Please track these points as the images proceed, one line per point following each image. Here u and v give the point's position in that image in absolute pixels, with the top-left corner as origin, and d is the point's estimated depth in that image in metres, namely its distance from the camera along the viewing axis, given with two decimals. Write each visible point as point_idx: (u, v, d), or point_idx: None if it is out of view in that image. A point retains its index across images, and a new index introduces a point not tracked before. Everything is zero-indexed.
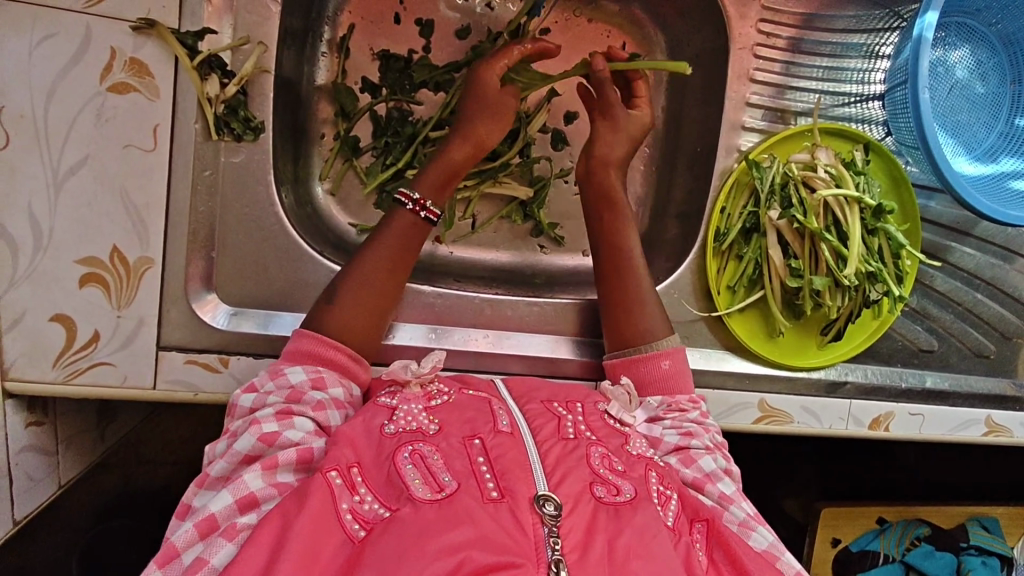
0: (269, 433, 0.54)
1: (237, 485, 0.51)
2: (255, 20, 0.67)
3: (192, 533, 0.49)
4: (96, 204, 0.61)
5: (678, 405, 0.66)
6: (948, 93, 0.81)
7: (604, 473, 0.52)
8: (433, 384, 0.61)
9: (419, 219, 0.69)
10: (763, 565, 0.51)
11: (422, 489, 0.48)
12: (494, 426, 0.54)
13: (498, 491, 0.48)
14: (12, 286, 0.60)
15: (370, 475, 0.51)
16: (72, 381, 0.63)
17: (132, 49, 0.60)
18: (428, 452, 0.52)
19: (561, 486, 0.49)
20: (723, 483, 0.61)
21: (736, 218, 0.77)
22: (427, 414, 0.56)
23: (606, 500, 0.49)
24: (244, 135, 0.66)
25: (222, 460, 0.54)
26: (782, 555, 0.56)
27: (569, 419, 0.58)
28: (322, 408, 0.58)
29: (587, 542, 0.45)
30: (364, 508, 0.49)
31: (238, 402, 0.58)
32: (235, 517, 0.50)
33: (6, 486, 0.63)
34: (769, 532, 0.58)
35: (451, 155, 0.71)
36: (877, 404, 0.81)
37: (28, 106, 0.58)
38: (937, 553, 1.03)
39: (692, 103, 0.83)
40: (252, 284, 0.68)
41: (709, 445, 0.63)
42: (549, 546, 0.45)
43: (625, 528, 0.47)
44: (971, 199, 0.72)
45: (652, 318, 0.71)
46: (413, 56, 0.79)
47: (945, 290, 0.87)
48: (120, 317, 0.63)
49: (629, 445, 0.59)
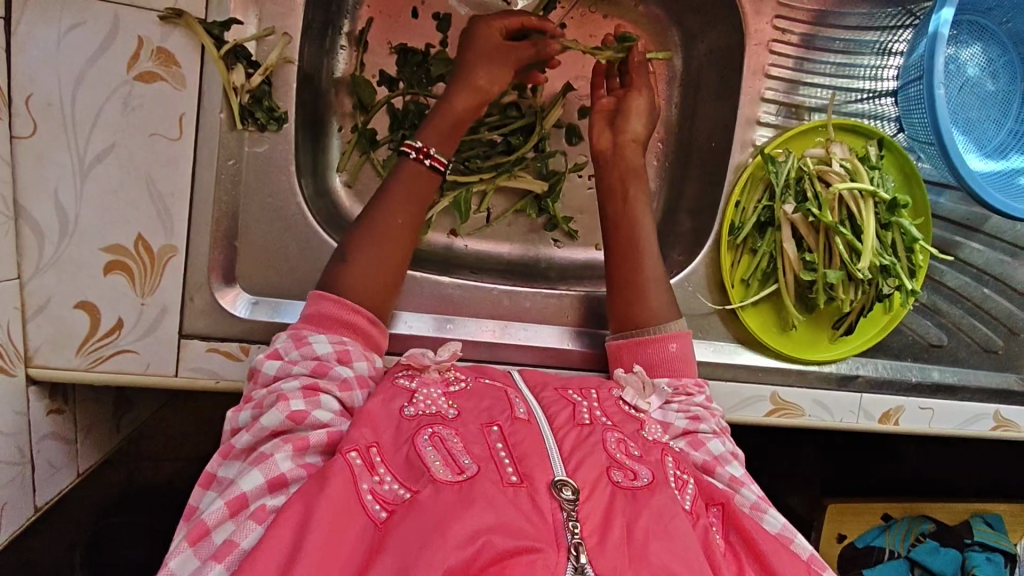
0: (297, 411, 0.54)
1: (266, 465, 0.51)
2: (281, 11, 0.68)
3: (221, 512, 0.49)
4: (123, 193, 0.62)
5: (686, 389, 0.66)
6: (960, 90, 0.82)
7: (620, 458, 0.52)
8: (451, 372, 0.60)
9: (424, 168, 0.69)
10: (779, 547, 0.52)
11: (443, 470, 0.48)
12: (511, 413, 0.54)
13: (517, 476, 0.48)
14: (37, 273, 0.61)
15: (389, 457, 0.51)
16: (96, 368, 0.63)
17: (159, 39, 0.60)
18: (448, 435, 0.52)
19: (579, 472, 0.49)
20: (731, 466, 0.62)
21: (751, 211, 0.78)
22: (446, 399, 0.56)
23: (624, 484, 0.50)
24: (267, 125, 0.67)
25: (248, 434, 0.53)
26: (795, 538, 0.57)
27: (583, 405, 0.58)
28: (347, 387, 0.57)
29: (605, 526, 0.46)
30: (384, 489, 0.49)
31: (262, 368, 0.58)
32: (264, 499, 0.50)
33: (31, 474, 0.63)
34: (780, 514, 0.59)
35: (468, 121, 0.73)
36: (887, 397, 0.82)
37: (55, 94, 0.59)
38: (941, 549, 1.04)
39: (706, 99, 0.84)
40: (273, 274, 0.68)
41: (716, 429, 0.64)
42: (568, 530, 0.45)
43: (643, 511, 0.47)
44: (984, 194, 0.73)
45: (655, 303, 0.70)
46: (431, 49, 0.80)
47: (955, 286, 0.88)
48: (143, 305, 0.63)
49: (644, 430, 0.59)
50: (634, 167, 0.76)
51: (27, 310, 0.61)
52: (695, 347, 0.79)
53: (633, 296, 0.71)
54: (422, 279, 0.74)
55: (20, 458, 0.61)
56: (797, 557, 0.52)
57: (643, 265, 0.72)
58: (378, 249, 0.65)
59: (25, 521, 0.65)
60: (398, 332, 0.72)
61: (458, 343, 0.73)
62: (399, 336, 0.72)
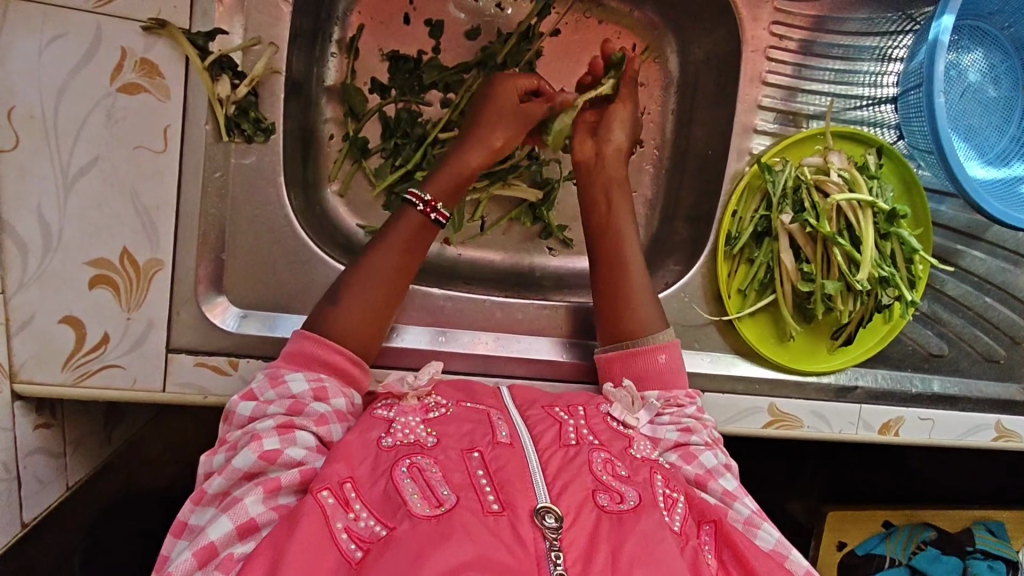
0: (270, 451, 0.53)
1: (237, 510, 0.50)
2: (267, 21, 0.67)
3: (190, 563, 0.47)
4: (107, 206, 0.61)
5: (677, 400, 0.65)
6: (961, 96, 0.80)
7: (606, 480, 0.51)
8: (431, 397, 0.60)
9: (428, 220, 0.67)
10: (773, 563, 0.51)
11: (420, 504, 0.47)
12: (493, 438, 0.53)
13: (498, 504, 0.47)
14: (21, 288, 0.60)
15: (364, 491, 0.50)
16: (82, 383, 0.62)
17: (143, 49, 0.60)
18: (426, 465, 0.51)
19: (563, 497, 0.48)
20: (724, 479, 0.60)
21: (747, 221, 0.77)
22: (425, 426, 0.55)
23: (609, 507, 0.49)
24: (255, 137, 0.66)
25: (221, 477, 0.52)
26: (790, 552, 0.56)
27: (569, 423, 0.57)
28: (324, 422, 0.57)
29: (589, 555, 0.45)
30: (359, 526, 0.48)
31: (236, 410, 0.57)
32: (233, 546, 0.48)
33: (16, 490, 0.62)
34: (774, 529, 0.58)
35: (468, 158, 0.70)
36: (886, 408, 0.81)
37: (37, 107, 0.58)
38: (943, 557, 1.03)
39: (702, 105, 0.83)
40: (262, 287, 0.68)
41: (708, 441, 0.63)
42: (550, 560, 0.44)
43: (628, 537, 0.46)
44: (983, 202, 0.71)
45: (645, 315, 0.70)
46: (423, 56, 0.79)
47: (956, 295, 0.86)
48: (129, 319, 0.63)
49: (632, 447, 0.58)
50: (618, 176, 0.75)
51: (11, 326, 0.60)
52: (692, 358, 0.77)
53: (624, 313, 0.70)
54: (414, 291, 0.74)
55: (5, 475, 0.60)
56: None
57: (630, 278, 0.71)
58: (368, 295, 0.64)
59: (12, 537, 0.64)
60: (389, 345, 0.71)
61: (451, 355, 0.72)
62: (390, 348, 0.71)
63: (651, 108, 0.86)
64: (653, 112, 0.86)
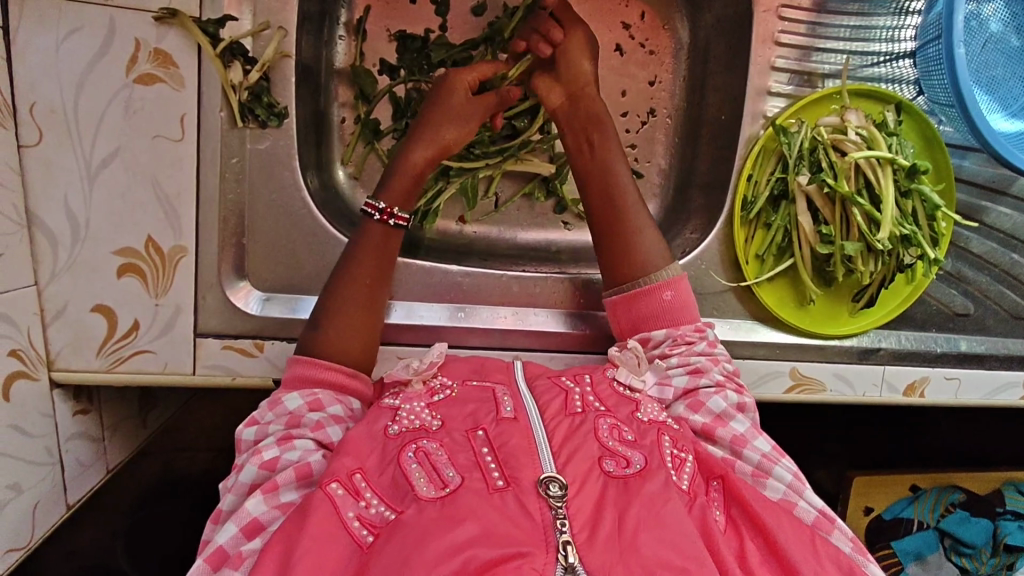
0: (269, 459, 0.54)
1: (240, 514, 0.52)
2: (275, 6, 0.67)
3: (201, 568, 0.50)
4: (130, 194, 0.62)
5: (685, 338, 0.65)
6: (983, 48, 0.78)
7: (613, 446, 0.52)
8: (436, 379, 0.61)
9: (389, 227, 0.68)
10: (780, 514, 0.52)
11: (426, 487, 0.49)
12: (497, 414, 0.54)
13: (503, 480, 0.48)
14: (53, 278, 0.62)
15: (374, 480, 0.51)
16: (116, 369, 0.64)
17: (156, 40, 0.60)
18: (433, 448, 0.52)
19: (568, 466, 0.49)
20: (735, 422, 0.60)
21: (763, 185, 0.76)
22: (430, 411, 0.56)
23: (615, 473, 0.50)
24: (268, 121, 0.67)
25: (231, 493, 0.54)
26: (799, 500, 0.55)
27: (575, 391, 0.58)
28: (321, 427, 0.57)
29: (595, 521, 0.46)
30: (370, 513, 0.49)
31: (242, 436, 0.58)
32: (242, 545, 0.50)
33: (60, 474, 0.64)
34: (787, 470, 0.58)
35: (412, 157, 0.70)
36: (911, 369, 0.81)
37: (59, 101, 0.59)
38: (973, 519, 1.01)
39: (714, 70, 0.82)
40: (282, 269, 0.69)
41: (718, 381, 0.63)
42: (556, 528, 0.45)
43: (633, 501, 0.47)
44: (1011, 155, 0.70)
45: (647, 245, 0.69)
46: (430, 35, 0.78)
47: (981, 252, 0.84)
48: (158, 305, 0.64)
49: (640, 411, 0.58)
50: (599, 112, 0.73)
51: (46, 315, 0.62)
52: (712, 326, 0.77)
53: (625, 243, 0.69)
54: (432, 268, 0.74)
55: (49, 458, 0.62)
56: (799, 523, 0.52)
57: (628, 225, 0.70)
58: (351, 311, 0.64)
59: (59, 518, 0.66)
60: (410, 323, 0.72)
61: (471, 331, 0.73)
62: (412, 326, 0.72)
63: (662, 76, 0.85)
64: (664, 80, 0.85)
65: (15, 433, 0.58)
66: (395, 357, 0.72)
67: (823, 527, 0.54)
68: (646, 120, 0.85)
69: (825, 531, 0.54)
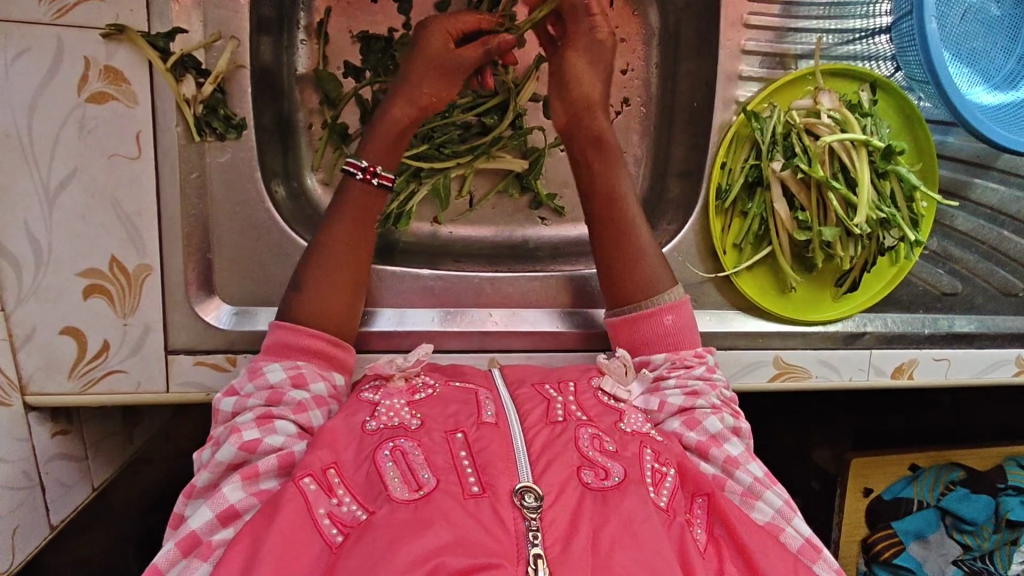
0: (250, 441, 0.54)
1: (216, 500, 0.51)
2: (227, 14, 0.66)
3: (173, 553, 0.49)
4: (91, 216, 0.62)
5: (683, 361, 0.64)
6: (962, 19, 0.75)
7: (592, 456, 0.51)
8: (419, 377, 0.61)
9: (373, 186, 0.67)
10: (764, 539, 0.51)
11: (400, 488, 0.48)
12: (477, 418, 0.53)
13: (478, 486, 0.47)
14: (20, 303, 0.62)
15: (348, 475, 0.51)
16: (89, 391, 0.65)
17: (106, 57, 0.60)
18: (409, 448, 0.51)
19: (544, 476, 0.48)
20: (729, 444, 0.60)
21: (738, 172, 0.75)
22: (409, 409, 0.55)
23: (593, 485, 0.49)
24: (226, 134, 0.66)
25: (207, 470, 0.54)
26: (786, 526, 0.55)
27: (558, 400, 0.57)
28: (303, 409, 0.57)
29: (571, 534, 0.45)
30: (342, 511, 0.49)
31: (220, 407, 0.58)
32: (214, 532, 0.50)
33: (40, 496, 0.65)
34: (777, 496, 0.57)
35: (395, 115, 0.68)
36: (898, 351, 0.79)
37: (11, 125, 0.58)
38: (973, 495, 1.00)
39: (686, 55, 0.80)
40: (251, 282, 0.68)
41: (715, 404, 0.62)
42: (529, 539, 0.44)
43: (610, 517, 0.46)
44: (987, 129, 0.68)
45: (654, 271, 0.68)
46: (394, 34, 0.76)
47: (967, 230, 0.82)
48: (127, 325, 0.64)
49: (623, 422, 0.57)
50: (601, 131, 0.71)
51: (15, 340, 0.62)
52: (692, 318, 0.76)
53: (632, 267, 0.68)
54: (403, 274, 0.74)
55: (27, 482, 0.63)
56: (784, 551, 0.51)
57: (628, 241, 0.69)
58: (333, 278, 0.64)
59: (42, 540, 0.66)
60: (384, 330, 0.71)
61: (445, 335, 0.72)
62: (386, 333, 0.71)
63: (635, 63, 0.83)
64: (636, 67, 0.83)
65: None
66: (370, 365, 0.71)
67: (807, 554, 0.54)
68: (620, 109, 0.83)
69: (809, 558, 0.54)
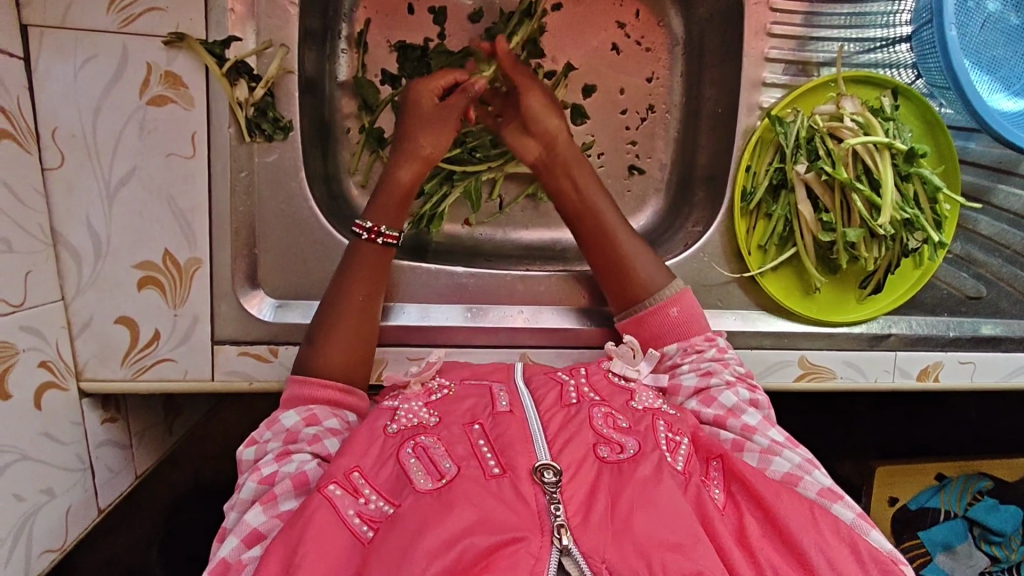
0: (268, 475, 0.56)
1: (240, 526, 0.53)
2: (276, 23, 0.69)
3: None
4: (147, 212, 0.65)
5: (695, 347, 0.67)
6: (981, 28, 0.77)
7: (607, 433, 0.53)
8: (434, 381, 0.62)
9: (380, 245, 0.69)
10: (778, 489, 0.52)
11: (424, 479, 0.50)
12: (493, 409, 0.55)
13: (499, 467, 0.49)
14: (79, 293, 0.65)
15: (372, 478, 0.52)
16: (139, 377, 0.68)
17: (166, 62, 0.64)
18: (430, 444, 0.53)
19: (562, 454, 0.50)
20: (747, 415, 0.61)
21: (762, 175, 0.77)
22: (427, 409, 0.58)
23: (610, 458, 0.51)
24: (274, 135, 0.69)
25: (234, 511, 0.56)
26: (805, 475, 0.56)
27: (571, 384, 0.59)
28: (318, 440, 0.59)
29: (589, 506, 0.47)
30: (369, 508, 0.50)
31: (242, 457, 0.60)
32: (243, 553, 0.52)
33: (90, 479, 0.67)
34: (794, 453, 0.58)
35: (399, 176, 0.72)
36: (923, 354, 0.80)
37: (78, 126, 0.63)
38: (1000, 506, 0.99)
39: (710, 64, 0.83)
40: (295, 276, 0.72)
41: (728, 380, 0.64)
42: (551, 512, 0.46)
43: (626, 485, 0.48)
44: (1009, 134, 0.69)
45: (647, 270, 0.71)
46: (429, 44, 0.81)
47: (990, 234, 0.83)
48: (177, 315, 0.68)
49: (635, 399, 0.59)
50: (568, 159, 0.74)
51: (73, 328, 0.66)
52: (718, 318, 0.78)
53: (626, 274, 0.71)
54: (437, 270, 0.76)
55: (79, 464, 0.66)
56: (798, 498, 0.51)
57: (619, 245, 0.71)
58: (345, 332, 0.66)
59: (90, 523, 0.68)
60: (420, 325, 0.74)
61: (477, 331, 0.75)
62: (421, 328, 0.74)
63: (659, 72, 0.86)
64: (661, 77, 0.86)
65: (47, 439, 0.61)
66: (406, 358, 0.74)
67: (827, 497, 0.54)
68: (645, 116, 0.86)
69: (830, 500, 0.53)
